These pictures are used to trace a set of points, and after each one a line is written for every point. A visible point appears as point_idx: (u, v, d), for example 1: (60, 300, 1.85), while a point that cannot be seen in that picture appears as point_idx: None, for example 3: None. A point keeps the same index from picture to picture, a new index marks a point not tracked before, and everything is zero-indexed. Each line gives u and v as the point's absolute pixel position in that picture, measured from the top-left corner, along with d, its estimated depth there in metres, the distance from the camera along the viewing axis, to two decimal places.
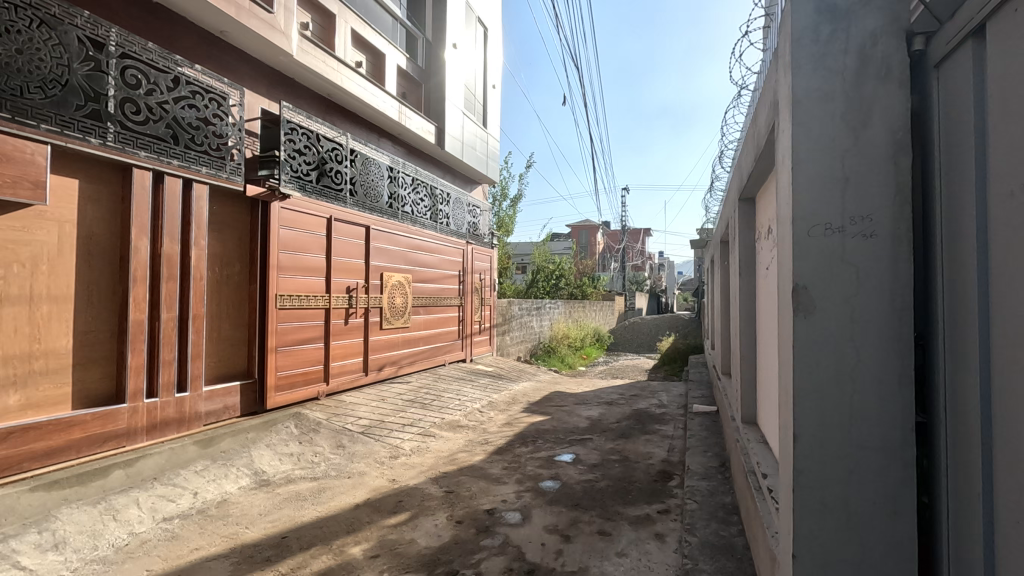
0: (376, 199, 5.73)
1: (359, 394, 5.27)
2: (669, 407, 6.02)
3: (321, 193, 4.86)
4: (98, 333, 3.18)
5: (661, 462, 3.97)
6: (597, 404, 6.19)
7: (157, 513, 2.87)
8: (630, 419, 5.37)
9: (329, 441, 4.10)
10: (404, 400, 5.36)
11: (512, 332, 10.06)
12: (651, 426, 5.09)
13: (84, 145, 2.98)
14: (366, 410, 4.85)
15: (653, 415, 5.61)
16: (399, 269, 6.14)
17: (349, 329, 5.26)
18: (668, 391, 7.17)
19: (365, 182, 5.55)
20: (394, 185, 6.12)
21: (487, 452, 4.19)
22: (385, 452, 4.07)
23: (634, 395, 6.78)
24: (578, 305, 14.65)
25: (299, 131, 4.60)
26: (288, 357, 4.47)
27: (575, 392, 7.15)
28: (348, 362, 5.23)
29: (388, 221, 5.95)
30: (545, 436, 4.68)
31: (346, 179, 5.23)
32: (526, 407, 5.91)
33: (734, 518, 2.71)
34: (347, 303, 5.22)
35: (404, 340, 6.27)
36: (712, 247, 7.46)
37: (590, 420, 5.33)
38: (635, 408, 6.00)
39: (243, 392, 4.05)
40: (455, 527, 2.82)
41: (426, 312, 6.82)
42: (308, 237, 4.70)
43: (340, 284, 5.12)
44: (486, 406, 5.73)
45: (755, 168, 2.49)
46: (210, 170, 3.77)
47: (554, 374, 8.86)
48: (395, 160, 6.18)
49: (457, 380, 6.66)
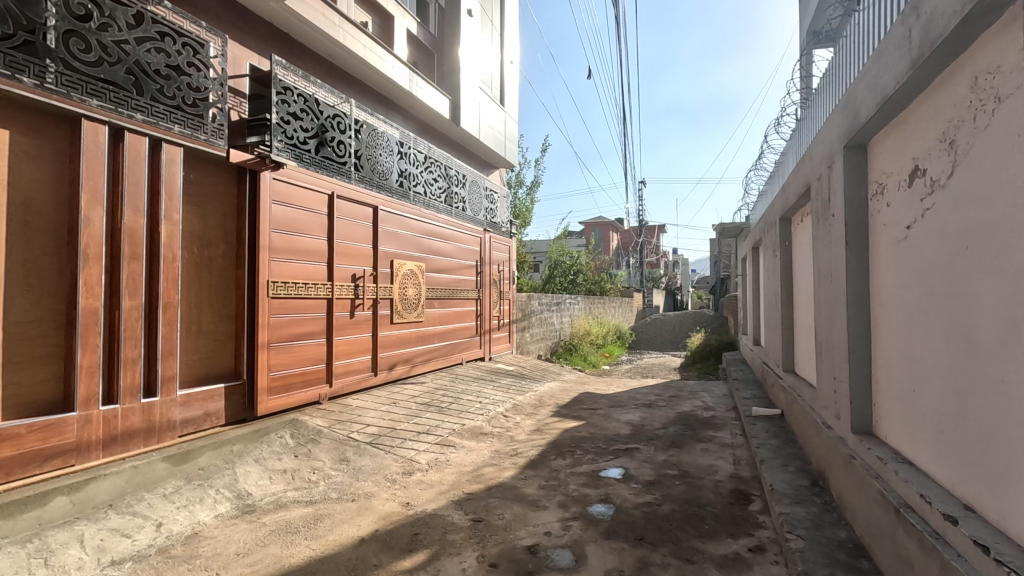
0: (385, 176, 5.09)
1: (368, 397, 4.63)
2: (717, 410, 5.31)
3: (321, 165, 4.22)
4: (40, 325, 2.55)
5: (730, 478, 3.28)
6: (635, 407, 5.50)
7: (106, 553, 2.22)
8: (678, 426, 4.66)
9: (330, 454, 3.44)
10: (419, 403, 4.71)
11: (532, 329, 9.40)
12: (705, 433, 4.39)
13: (12, 85, 2.36)
14: (375, 416, 4.20)
15: (703, 419, 4.90)
16: (411, 256, 5.49)
17: (356, 323, 4.62)
18: (711, 391, 6.45)
19: (372, 156, 4.91)
20: (405, 162, 5.47)
21: (518, 466, 3.51)
22: (396, 467, 3.41)
23: (674, 396, 6.09)
24: (598, 301, 13.90)
25: (294, 91, 3.95)
26: (284, 355, 3.83)
27: (607, 392, 6.47)
28: (355, 361, 4.59)
29: (399, 202, 5.31)
30: (585, 447, 3.98)
31: (350, 152, 4.59)
32: (556, 411, 5.22)
33: (865, 564, 2.01)
34: (354, 293, 4.58)
35: (417, 336, 5.61)
36: (759, 230, 6.73)
37: (631, 426, 4.63)
38: (679, 411, 5.28)
39: (228, 397, 3.42)
40: (488, 572, 2.14)
41: (441, 305, 6.16)
42: (307, 216, 4.06)
43: (345, 272, 4.48)
44: (511, 410, 5.06)
45: (905, 83, 1.80)
46: (183, 130, 3.14)
47: (580, 374, 8.18)
48: (406, 134, 5.54)
49: (477, 381, 6.00)
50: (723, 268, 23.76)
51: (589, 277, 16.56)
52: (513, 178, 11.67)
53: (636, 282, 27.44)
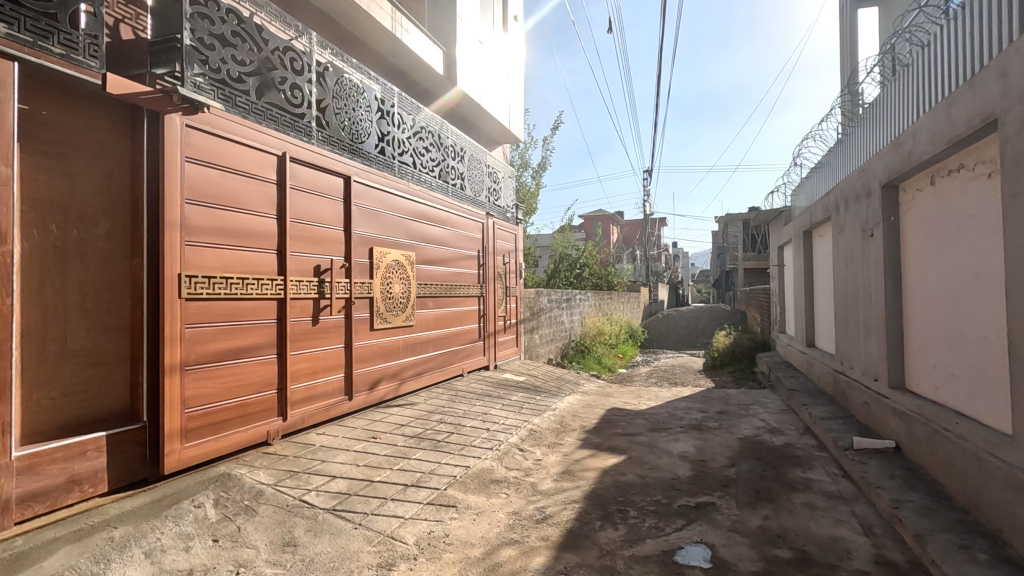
0: (359, 138, 3.90)
1: (340, 429, 3.47)
2: (789, 435, 4.17)
3: (265, 115, 3.05)
4: None
5: (881, 569, 2.13)
6: (683, 431, 4.36)
7: None
8: (752, 463, 3.51)
9: (269, 534, 2.27)
10: (407, 436, 3.56)
11: (541, 330, 8.24)
12: (793, 476, 3.24)
13: None
14: (345, 460, 3.04)
15: (778, 452, 3.76)
16: (396, 244, 4.33)
17: (322, 331, 3.46)
18: (765, 406, 5.32)
19: (341, 110, 3.73)
20: (386, 124, 4.29)
21: (552, 546, 2.36)
22: (369, 554, 2.24)
23: (723, 414, 4.95)
24: (608, 296, 12.78)
25: (221, 4, 2.77)
26: (213, 380, 2.68)
27: (639, 408, 5.33)
28: (320, 383, 3.44)
29: (379, 172, 4.13)
30: (639, 504, 2.83)
31: (310, 101, 3.41)
32: (584, 439, 4.08)
33: None
34: (318, 290, 3.42)
35: (407, 345, 4.47)
36: (817, 208, 5.59)
37: (690, 464, 3.49)
38: (741, 437, 4.15)
39: (115, 451, 2.26)
40: None
41: (436, 305, 5.00)
42: (244, 184, 2.89)
43: (304, 263, 3.32)
44: (527, 440, 3.92)
45: None
46: (17, 33, 1.96)
47: (600, 383, 7.04)
48: (388, 89, 4.36)
49: (481, 398, 4.86)
50: (732, 259, 22.78)
51: (597, 271, 15.45)
52: (518, 159, 10.51)
53: (640, 276, 26.36)
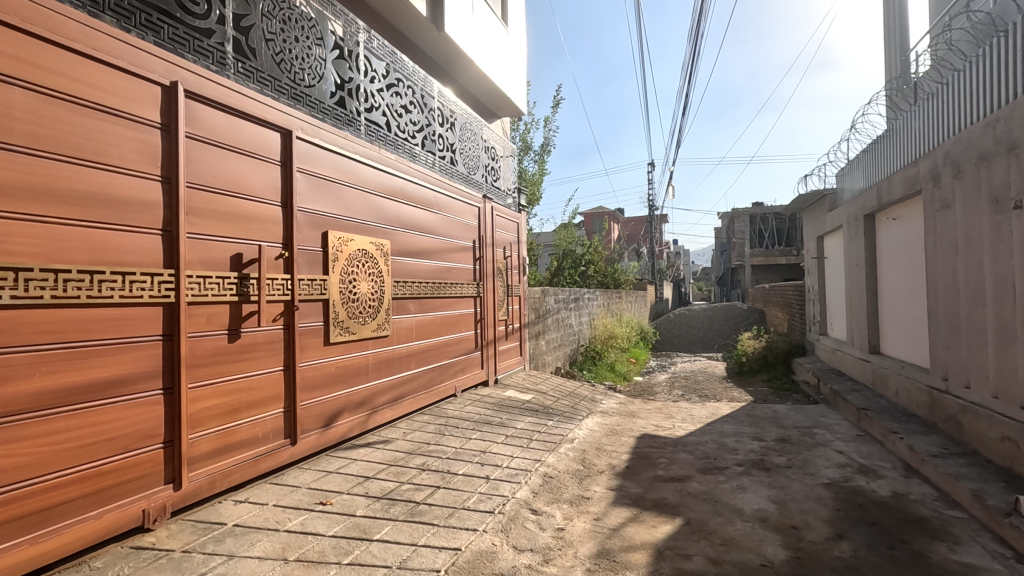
0: (304, 78, 2.84)
1: (273, 492, 2.40)
2: (892, 479, 3.11)
3: (137, 21, 1.99)
4: None
5: None
6: (745, 472, 3.29)
7: None
8: (867, 532, 2.45)
9: None
10: (371, 498, 2.50)
11: (547, 334, 7.15)
12: (944, 561, 2.17)
13: None
14: (268, 551, 1.97)
15: (892, 509, 2.69)
16: (363, 228, 3.26)
17: (244, 350, 2.39)
18: (833, 431, 4.25)
19: (277, 37, 2.67)
20: (348, 66, 3.23)
21: None
22: None
23: (787, 445, 3.89)
24: (616, 295, 11.69)
25: None
26: (26, 443, 1.60)
27: (676, 434, 4.26)
28: (242, 426, 2.37)
29: (337, 130, 3.06)
30: None
31: (223, 12, 2.35)
32: (618, 489, 3.01)
33: None
34: (238, 292, 2.34)
35: (379, 362, 3.40)
36: (891, 182, 4.54)
37: (779, 536, 2.42)
38: (828, 484, 3.08)
39: None
40: None
41: (421, 309, 3.94)
42: (96, 123, 1.82)
43: (214, 251, 2.24)
44: (541, 493, 2.84)
45: None
46: None
47: (620, 397, 5.97)
48: (352, 22, 3.30)
49: (478, 428, 3.78)
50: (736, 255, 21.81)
51: (601, 268, 14.40)
52: (519, 143, 9.45)
53: (643, 275, 25.25)
